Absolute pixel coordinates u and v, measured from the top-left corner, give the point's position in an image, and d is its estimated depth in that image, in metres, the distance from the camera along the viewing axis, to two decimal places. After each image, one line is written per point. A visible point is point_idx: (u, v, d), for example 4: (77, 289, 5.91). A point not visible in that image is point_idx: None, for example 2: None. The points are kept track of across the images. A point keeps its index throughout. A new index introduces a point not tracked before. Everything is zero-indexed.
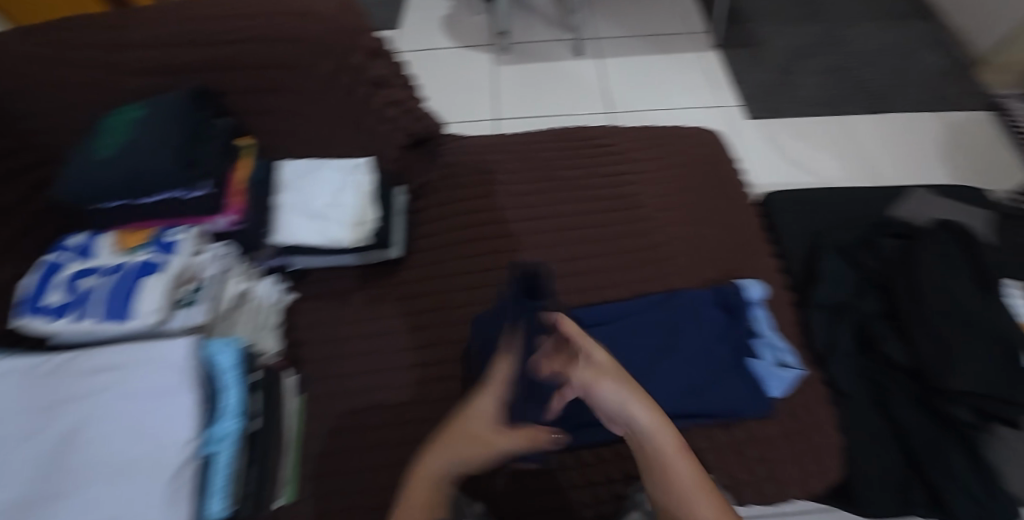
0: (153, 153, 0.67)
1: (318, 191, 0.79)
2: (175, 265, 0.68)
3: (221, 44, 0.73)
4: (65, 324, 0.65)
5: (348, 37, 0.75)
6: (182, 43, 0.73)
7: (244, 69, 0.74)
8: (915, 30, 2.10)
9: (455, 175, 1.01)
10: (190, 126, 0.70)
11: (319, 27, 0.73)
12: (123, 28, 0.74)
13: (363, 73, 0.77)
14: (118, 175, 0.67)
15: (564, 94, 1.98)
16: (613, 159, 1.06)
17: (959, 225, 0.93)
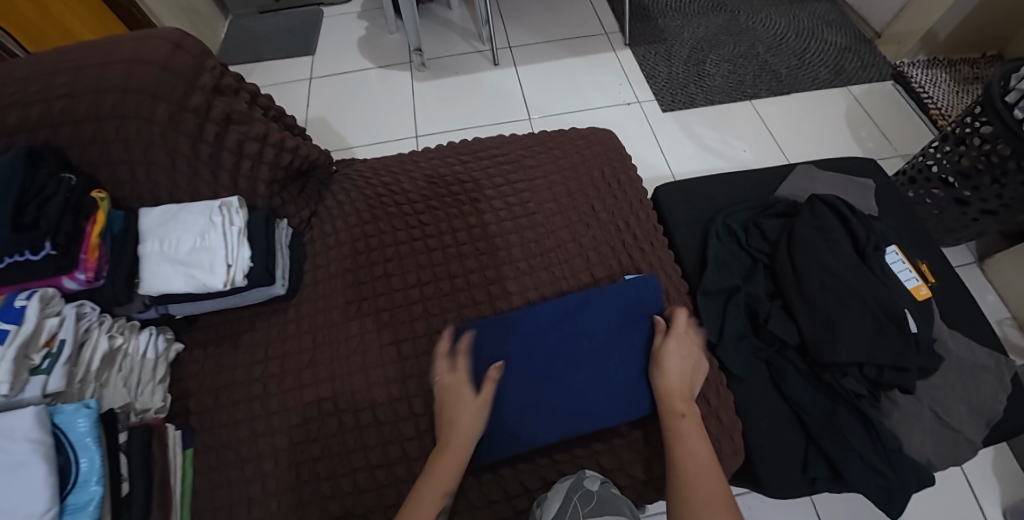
0: None
1: (180, 235, 0.76)
2: (20, 333, 0.64)
3: (49, 101, 0.72)
4: None
5: (183, 81, 0.74)
6: (8, 104, 0.71)
7: (77, 123, 0.73)
8: (815, 11, 2.19)
9: (341, 202, 1.00)
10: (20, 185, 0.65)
11: (148, 74, 0.73)
12: None
13: (207, 114, 0.75)
14: None
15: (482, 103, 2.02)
16: (503, 168, 1.06)
17: (834, 198, 0.97)
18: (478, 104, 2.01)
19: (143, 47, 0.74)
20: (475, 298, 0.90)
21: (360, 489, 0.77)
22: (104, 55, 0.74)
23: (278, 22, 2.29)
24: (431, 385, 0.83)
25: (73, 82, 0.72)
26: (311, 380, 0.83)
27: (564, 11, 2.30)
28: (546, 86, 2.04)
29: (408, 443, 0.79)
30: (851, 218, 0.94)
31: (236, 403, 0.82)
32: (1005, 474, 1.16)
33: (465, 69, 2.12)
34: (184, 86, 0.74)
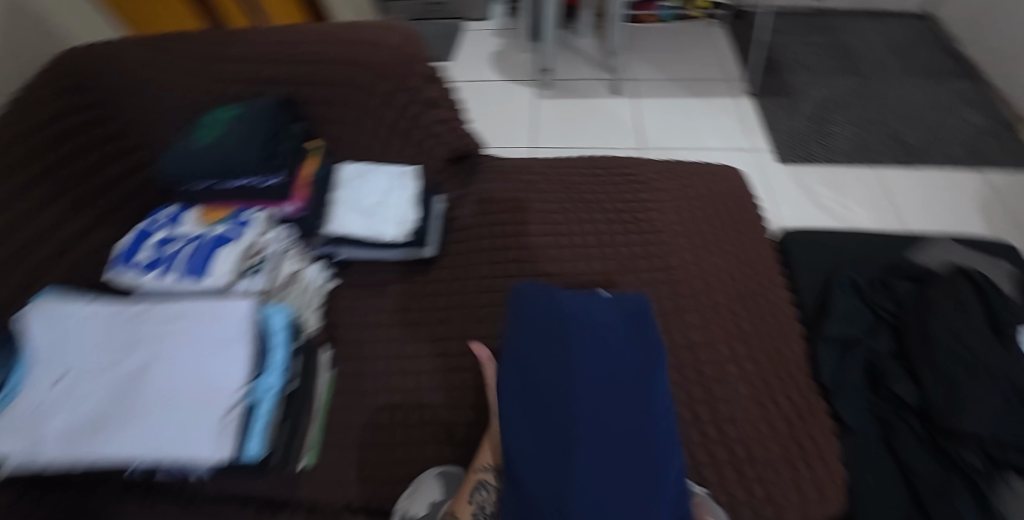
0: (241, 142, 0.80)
1: (369, 190, 0.88)
2: (246, 239, 0.79)
3: (300, 63, 0.87)
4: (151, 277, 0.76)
5: (406, 63, 0.88)
6: (271, 60, 0.88)
7: (316, 84, 0.88)
8: (954, 89, 2.12)
9: (485, 191, 1.10)
10: (273, 123, 0.83)
11: (382, 53, 0.87)
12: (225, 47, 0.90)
13: (417, 94, 0.89)
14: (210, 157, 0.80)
15: (603, 125, 2.12)
16: (635, 187, 1.13)
17: (974, 271, 0.97)
18: (594, 128, 2.11)
19: (379, 32, 0.88)
20: (598, 297, 0.96)
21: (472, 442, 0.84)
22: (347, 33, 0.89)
23: (425, 29, 2.52)
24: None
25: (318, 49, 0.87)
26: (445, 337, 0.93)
27: (690, 54, 2.38)
28: (666, 120, 2.13)
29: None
30: (991, 292, 0.93)
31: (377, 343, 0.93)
32: None
33: (586, 95, 2.24)
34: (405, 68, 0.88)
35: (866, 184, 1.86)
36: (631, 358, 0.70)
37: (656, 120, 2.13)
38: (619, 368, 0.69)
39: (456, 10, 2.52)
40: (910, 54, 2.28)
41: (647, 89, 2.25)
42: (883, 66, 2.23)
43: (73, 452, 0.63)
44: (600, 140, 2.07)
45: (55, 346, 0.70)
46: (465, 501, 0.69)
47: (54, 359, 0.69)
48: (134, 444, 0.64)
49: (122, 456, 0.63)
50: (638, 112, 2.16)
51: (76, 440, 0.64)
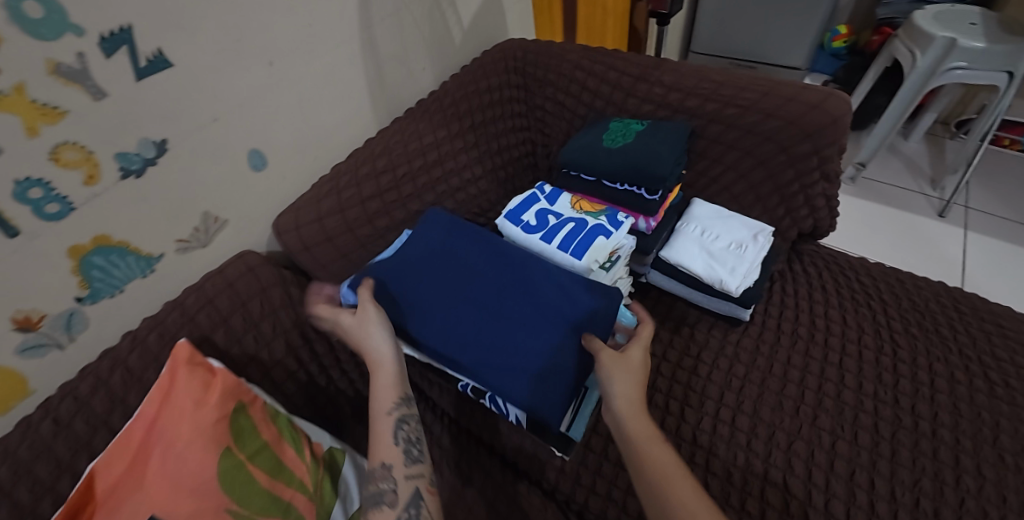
0: (653, 154, 0.84)
1: (720, 233, 0.88)
2: (616, 238, 0.82)
3: (725, 104, 0.87)
4: (532, 236, 0.85)
5: (836, 132, 0.81)
6: (695, 93, 0.90)
7: (727, 126, 0.87)
8: None
9: (808, 281, 1.02)
10: (682, 148, 0.86)
11: (820, 116, 0.81)
12: (653, 69, 0.94)
13: (827, 165, 0.84)
14: (619, 157, 0.85)
15: (925, 245, 1.81)
16: (1009, 344, 0.90)
17: None
18: (904, 247, 1.81)
19: (803, 91, 0.84)
20: (939, 453, 0.78)
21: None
22: (768, 83, 0.87)
23: None
24: (859, 499, 0.74)
25: (734, 90, 0.87)
26: (733, 408, 0.85)
27: None
28: (1013, 268, 1.71)
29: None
30: None
31: (661, 379, 0.91)
32: None
33: (902, 205, 1.93)
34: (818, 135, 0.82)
35: None
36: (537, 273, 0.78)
37: (995, 263, 1.73)
38: (444, 237, 0.81)
39: None
40: None
41: (988, 223, 1.84)
42: None
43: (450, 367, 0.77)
44: (914, 261, 1.77)
45: None
46: (388, 445, 0.61)
47: None
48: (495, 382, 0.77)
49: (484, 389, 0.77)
50: (969, 243, 1.80)
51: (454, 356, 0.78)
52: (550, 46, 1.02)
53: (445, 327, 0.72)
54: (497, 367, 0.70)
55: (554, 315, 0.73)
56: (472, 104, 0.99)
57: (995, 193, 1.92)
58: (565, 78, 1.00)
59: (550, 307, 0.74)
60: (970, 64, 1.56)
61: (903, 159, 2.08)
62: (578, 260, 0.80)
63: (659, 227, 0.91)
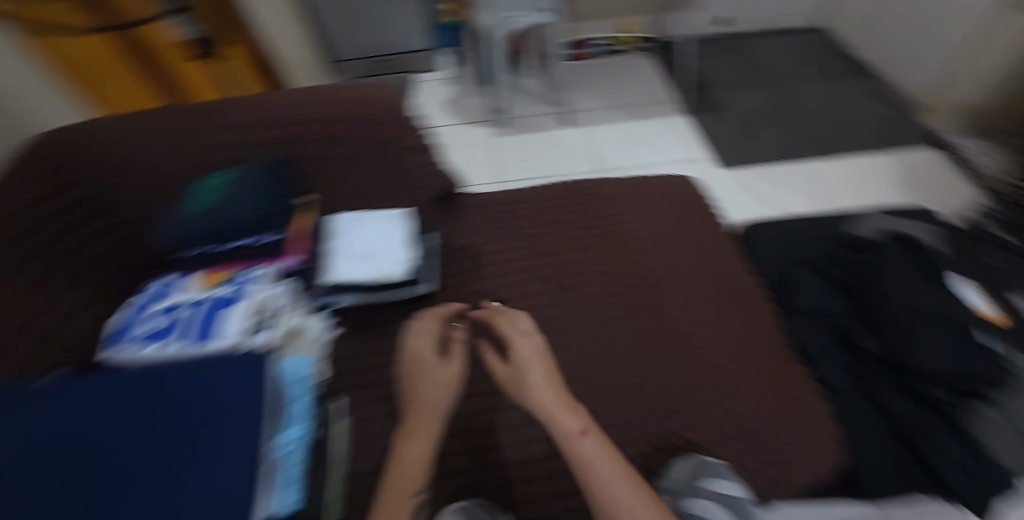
0: (242, 210, 0.93)
1: (363, 236, 0.95)
2: (251, 298, 0.86)
3: (296, 130, 0.97)
4: (158, 344, 0.81)
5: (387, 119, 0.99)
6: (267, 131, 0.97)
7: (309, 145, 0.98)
8: (857, 88, 2.41)
9: (469, 225, 1.15)
10: (267, 190, 0.95)
11: (367, 113, 0.98)
12: (217, 120, 0.97)
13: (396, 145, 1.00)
14: (213, 226, 0.93)
15: (566, 151, 2.28)
16: (603, 205, 1.21)
17: (900, 235, 1.11)
18: (550, 159, 2.25)
19: (356, 90, 0.99)
20: (591, 309, 1.03)
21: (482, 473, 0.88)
22: (330, 94, 0.99)
23: None
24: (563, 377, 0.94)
25: (306, 109, 0.97)
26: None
27: (627, 81, 2.60)
28: (630, 140, 2.30)
29: (521, 447, 0.90)
30: (918, 248, 1.07)
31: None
32: None
33: (538, 129, 2.39)
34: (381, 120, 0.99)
35: (800, 175, 2.08)
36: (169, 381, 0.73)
37: (615, 140, 2.31)
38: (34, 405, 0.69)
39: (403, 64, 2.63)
40: (815, 61, 2.58)
41: (606, 116, 2.44)
42: (795, 75, 2.51)
43: None
44: (566, 166, 2.22)
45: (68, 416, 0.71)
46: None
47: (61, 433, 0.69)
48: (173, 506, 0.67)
49: None
50: (598, 135, 2.35)
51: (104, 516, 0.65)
52: (106, 137, 0.95)
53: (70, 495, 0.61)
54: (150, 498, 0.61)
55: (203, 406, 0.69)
56: (29, 229, 0.84)
57: (597, 94, 2.54)
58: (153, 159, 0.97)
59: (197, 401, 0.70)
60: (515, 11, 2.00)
61: (532, 94, 2.55)
62: (216, 339, 0.81)
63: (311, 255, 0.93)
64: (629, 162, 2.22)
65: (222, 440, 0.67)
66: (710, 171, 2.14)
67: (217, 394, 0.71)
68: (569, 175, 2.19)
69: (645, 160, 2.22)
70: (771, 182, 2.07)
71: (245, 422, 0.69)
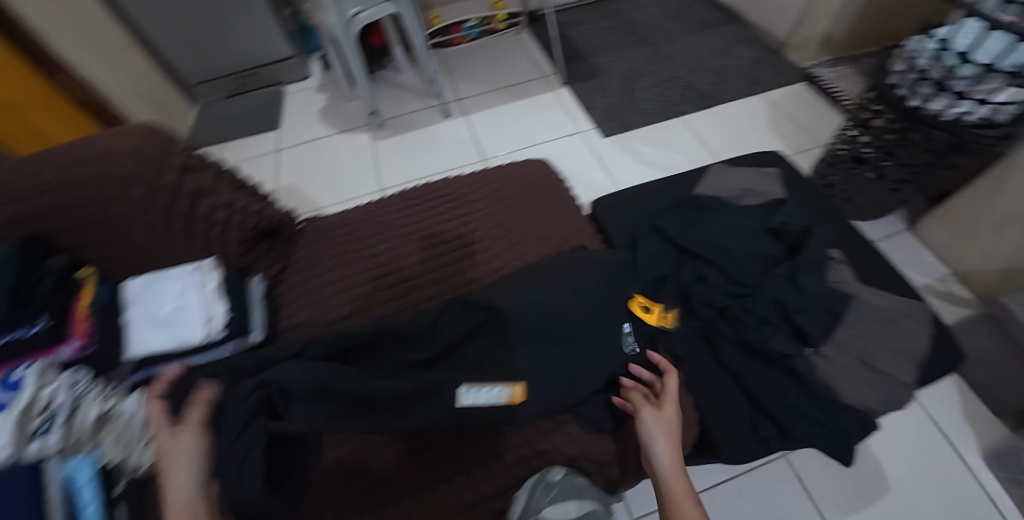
0: None
1: (162, 299, 0.84)
2: (22, 400, 0.72)
3: (36, 192, 0.77)
4: None
5: (159, 157, 0.81)
6: None
7: (64, 210, 0.79)
8: (727, 31, 2.44)
9: (303, 256, 1.09)
10: (17, 271, 0.73)
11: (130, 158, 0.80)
12: None
13: (180, 189, 0.82)
14: None
15: (452, 144, 2.20)
16: (449, 206, 1.14)
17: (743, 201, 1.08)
18: (436, 156, 2.16)
19: (114, 139, 0.80)
20: None
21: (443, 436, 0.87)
22: (78, 149, 0.79)
23: (242, 104, 2.45)
24: None
25: (51, 172, 0.77)
26: None
27: (504, 62, 2.54)
28: (515, 121, 2.25)
29: None
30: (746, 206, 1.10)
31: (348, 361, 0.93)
32: (911, 436, 1.38)
33: (418, 126, 2.30)
34: (155, 169, 0.80)
35: (682, 129, 2.09)
36: None
37: (498, 125, 2.25)
38: None
39: (269, 78, 2.47)
40: (684, 12, 2.58)
41: (483, 101, 2.38)
42: (666, 30, 2.51)
43: None
44: (456, 159, 2.15)
45: None
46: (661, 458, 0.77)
47: None
48: None
49: None
50: (478, 123, 2.28)
51: None
52: None
53: None
54: None
55: None
56: None
57: (477, 80, 2.46)
58: None
59: None
60: (363, 6, 1.86)
61: (409, 90, 2.45)
62: None
63: (99, 335, 0.82)
64: (516, 144, 2.16)
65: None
66: (593, 139, 2.11)
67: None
68: (457, 166, 2.12)
69: (532, 140, 2.16)
70: (657, 141, 2.05)
71: None
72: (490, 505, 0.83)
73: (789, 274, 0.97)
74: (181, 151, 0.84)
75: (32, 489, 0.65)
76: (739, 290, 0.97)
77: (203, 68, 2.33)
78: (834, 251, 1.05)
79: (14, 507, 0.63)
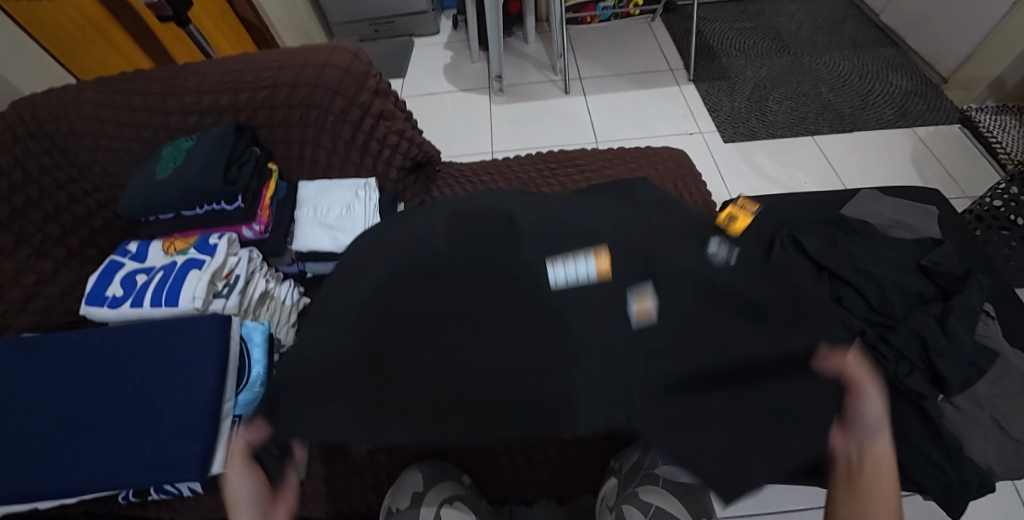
0: (199, 172, 0.81)
1: (329, 204, 0.93)
2: (214, 262, 0.81)
3: (255, 89, 0.90)
4: (127, 308, 0.79)
5: (359, 79, 0.92)
6: (223, 89, 0.90)
7: (272, 108, 0.91)
8: (880, 56, 2.30)
9: (440, 195, 1.16)
10: (230, 150, 0.84)
11: (333, 76, 0.91)
12: (174, 77, 0.92)
13: (369, 109, 0.93)
14: (172, 191, 0.82)
15: (567, 120, 2.21)
16: (586, 176, 1.19)
17: (872, 229, 1.08)
18: (551, 129, 2.17)
19: (331, 55, 0.92)
20: None
21: None
22: (301, 55, 0.93)
23: (373, 49, 2.56)
24: None
25: (277, 70, 0.91)
26: None
27: (632, 48, 2.49)
28: (635, 109, 2.22)
29: None
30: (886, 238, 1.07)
31: None
32: None
33: (538, 97, 2.31)
34: (357, 85, 0.92)
35: (810, 147, 2.00)
36: (140, 345, 0.74)
37: (615, 110, 2.23)
38: (30, 366, 0.73)
39: (402, 28, 2.56)
40: (835, 27, 2.45)
41: (605, 83, 2.35)
42: (812, 42, 2.39)
43: (69, 489, 0.66)
44: (570, 136, 2.14)
45: (37, 377, 0.72)
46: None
47: (27, 399, 0.71)
48: (120, 467, 0.67)
49: (110, 484, 0.66)
50: (596, 104, 2.27)
51: (65, 474, 0.67)
52: (69, 98, 0.92)
53: (65, 456, 0.68)
54: (130, 464, 0.67)
55: (170, 374, 0.72)
56: None
57: (602, 62, 2.43)
58: (104, 126, 0.92)
59: (165, 368, 0.72)
60: None
61: (532, 61, 2.46)
62: (176, 306, 0.78)
63: (276, 224, 0.93)
64: (633, 133, 2.13)
65: (166, 409, 0.70)
66: (712, 141, 2.06)
67: (171, 364, 0.72)
68: (569, 144, 2.12)
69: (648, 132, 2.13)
70: (781, 156, 1.98)
71: (203, 391, 0.71)
72: (584, 459, 0.89)
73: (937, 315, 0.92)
74: (377, 75, 0.95)
75: (223, 338, 0.74)
76: (878, 319, 0.95)
77: (348, 9, 2.45)
78: (986, 303, 0.97)
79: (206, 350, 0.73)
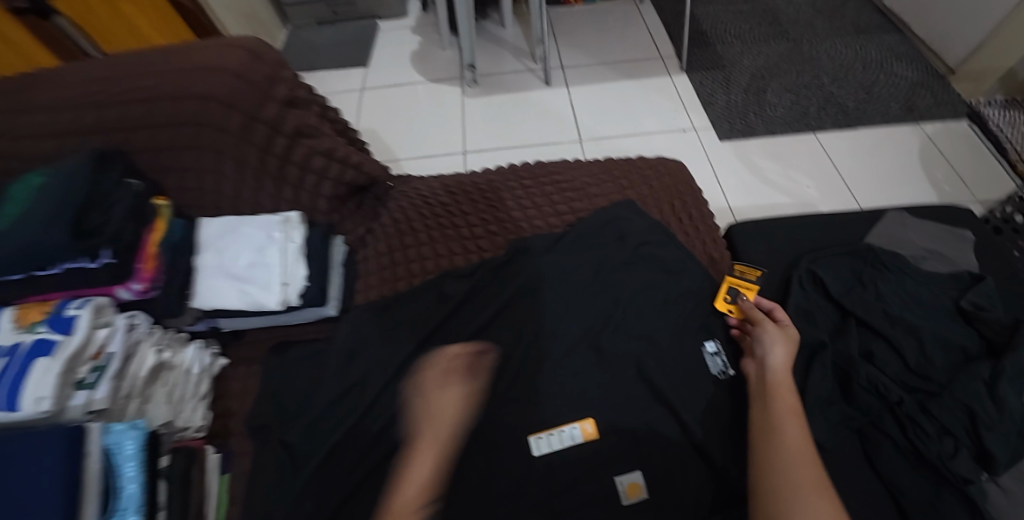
0: (39, 223, 0.60)
1: (238, 249, 0.74)
2: (72, 344, 0.62)
3: (128, 103, 0.70)
4: None
5: (264, 87, 0.73)
6: (88, 103, 0.70)
7: (152, 128, 0.71)
8: (884, 44, 2.12)
9: (391, 222, 0.97)
10: (88, 188, 0.63)
11: (226, 84, 0.71)
12: (27, 89, 0.71)
13: (278, 127, 0.74)
14: (6, 248, 0.60)
15: (547, 114, 2.00)
16: (567, 195, 1.00)
17: (902, 263, 0.91)
18: (530, 125, 1.97)
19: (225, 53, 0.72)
20: (519, 343, 0.81)
21: (523, 484, 0.71)
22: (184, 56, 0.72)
23: (334, 33, 2.31)
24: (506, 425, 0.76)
25: (154, 81, 0.70)
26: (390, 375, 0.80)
27: (619, 33, 2.28)
28: (621, 102, 2.01)
29: None
30: (920, 273, 0.90)
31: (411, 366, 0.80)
32: None
33: (514, 88, 2.09)
34: (262, 96, 0.72)
35: (812, 145, 1.83)
36: None
37: (600, 103, 2.02)
38: None
39: (365, 10, 2.31)
40: (837, 10, 2.27)
41: (589, 72, 2.14)
42: (811, 28, 2.21)
43: None
44: (550, 133, 1.94)
45: None
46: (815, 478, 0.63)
47: None
48: None
49: None
50: (578, 96, 2.06)
51: None
52: None
53: None
54: None
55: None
56: None
57: (585, 49, 2.22)
58: None
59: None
60: None
61: (509, 48, 2.24)
62: (14, 412, 0.58)
63: (168, 272, 0.73)
64: (621, 130, 1.93)
65: None
66: (706, 138, 1.88)
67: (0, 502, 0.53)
68: (550, 142, 1.91)
69: (637, 128, 1.93)
70: (781, 156, 1.81)
71: None
72: None
73: (985, 378, 0.76)
74: (289, 81, 0.76)
75: (78, 460, 0.56)
76: (917, 383, 0.79)
77: None
78: None
79: (37, 482, 0.53)
